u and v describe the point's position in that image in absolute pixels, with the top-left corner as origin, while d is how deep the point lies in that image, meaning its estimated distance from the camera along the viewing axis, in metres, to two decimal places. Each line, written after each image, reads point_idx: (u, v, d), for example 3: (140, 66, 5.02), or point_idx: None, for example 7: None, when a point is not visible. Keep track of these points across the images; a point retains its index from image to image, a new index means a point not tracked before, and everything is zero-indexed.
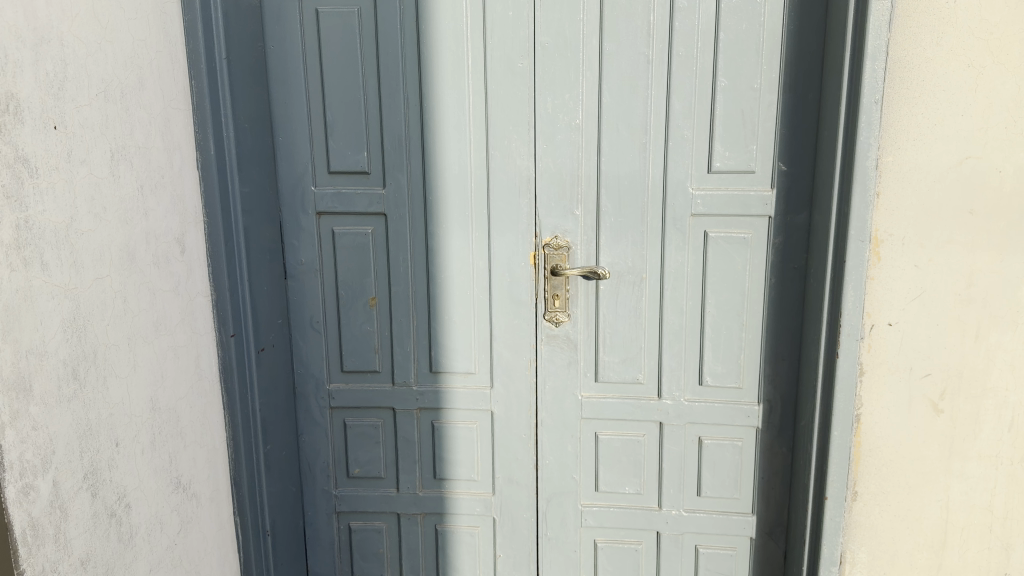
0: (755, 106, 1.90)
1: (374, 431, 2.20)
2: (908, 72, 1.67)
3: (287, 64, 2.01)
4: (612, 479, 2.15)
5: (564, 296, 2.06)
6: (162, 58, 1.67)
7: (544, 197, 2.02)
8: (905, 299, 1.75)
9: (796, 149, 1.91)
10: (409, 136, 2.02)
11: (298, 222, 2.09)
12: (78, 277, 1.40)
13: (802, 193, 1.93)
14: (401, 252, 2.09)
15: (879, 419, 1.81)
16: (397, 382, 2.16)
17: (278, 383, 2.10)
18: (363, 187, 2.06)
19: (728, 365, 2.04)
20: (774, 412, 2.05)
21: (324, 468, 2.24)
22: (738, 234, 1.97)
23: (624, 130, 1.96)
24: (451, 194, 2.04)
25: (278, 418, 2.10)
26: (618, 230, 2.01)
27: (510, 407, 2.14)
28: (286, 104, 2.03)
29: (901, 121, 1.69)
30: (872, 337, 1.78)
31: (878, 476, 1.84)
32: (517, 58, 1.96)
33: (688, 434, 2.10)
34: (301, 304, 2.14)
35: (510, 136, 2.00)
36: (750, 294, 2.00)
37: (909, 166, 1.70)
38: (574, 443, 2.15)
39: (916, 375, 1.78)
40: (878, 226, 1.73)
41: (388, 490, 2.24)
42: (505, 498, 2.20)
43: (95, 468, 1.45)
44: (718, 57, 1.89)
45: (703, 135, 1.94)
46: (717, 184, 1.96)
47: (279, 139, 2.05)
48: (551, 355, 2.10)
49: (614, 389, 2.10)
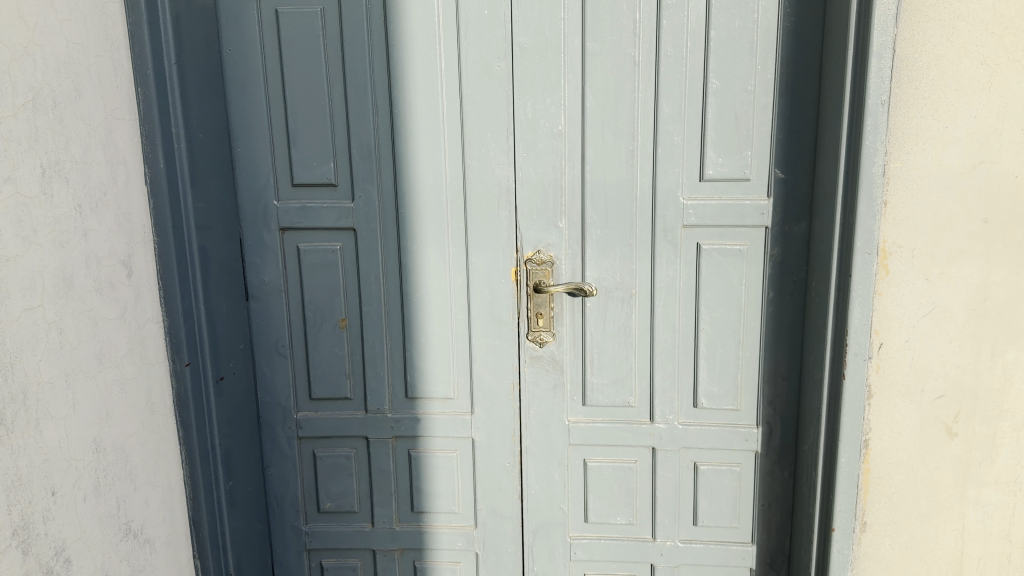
0: (749, 109, 1.78)
1: (347, 462, 2.05)
2: (917, 70, 1.55)
3: (246, 69, 1.86)
4: (603, 510, 2.01)
5: (548, 314, 1.92)
6: (103, 63, 1.52)
7: (525, 209, 1.88)
8: (916, 315, 1.63)
9: (794, 155, 1.79)
10: (379, 145, 1.88)
11: (261, 239, 1.94)
12: (3, 309, 1.25)
13: (801, 201, 1.80)
14: (372, 269, 1.94)
15: (888, 444, 1.69)
16: (371, 409, 2.01)
17: (241, 415, 1.94)
18: (331, 201, 1.91)
19: (725, 387, 1.91)
20: (773, 435, 1.92)
21: (293, 503, 2.08)
22: (733, 246, 1.84)
23: (610, 136, 1.83)
24: (425, 207, 1.90)
25: (241, 453, 1.95)
26: (604, 243, 1.88)
27: (493, 433, 2.00)
28: (246, 112, 1.88)
29: (910, 123, 1.57)
30: (880, 356, 1.65)
31: (888, 505, 1.71)
32: (494, 60, 1.82)
33: (683, 459, 1.96)
34: (265, 328, 1.99)
35: (488, 144, 1.86)
36: (747, 310, 1.87)
37: (919, 172, 1.58)
38: (562, 472, 2.01)
39: (929, 397, 1.66)
40: (886, 237, 1.61)
41: (363, 525, 2.08)
42: (489, 531, 2.05)
43: (27, 521, 1.29)
44: (709, 57, 1.76)
45: (693, 142, 1.81)
46: (710, 193, 1.83)
47: (238, 151, 1.90)
48: (536, 378, 1.96)
49: (603, 413, 1.97)
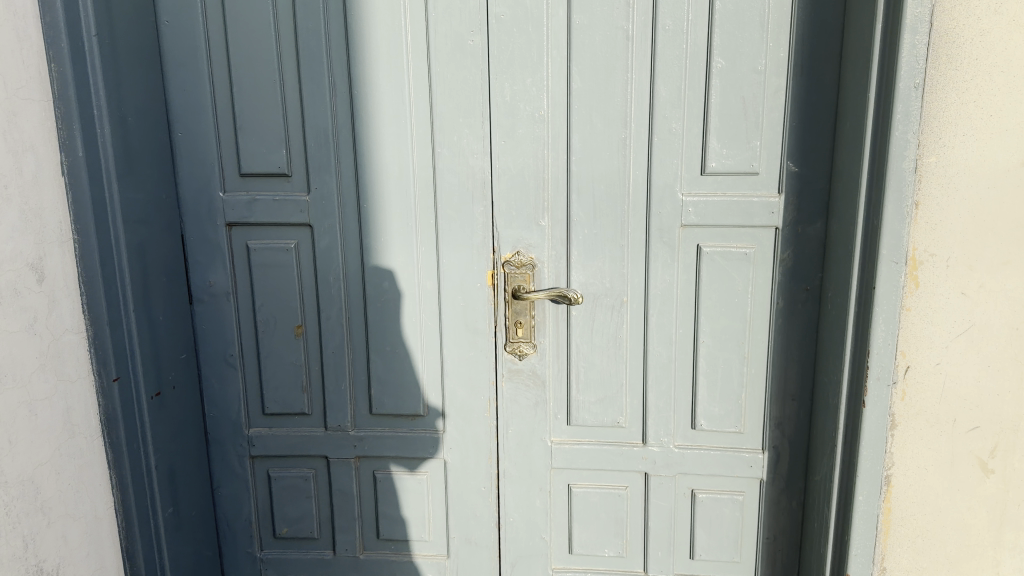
0: (758, 92, 1.55)
1: (305, 483, 1.84)
2: (958, 48, 1.31)
3: (186, 44, 1.64)
4: (589, 540, 1.81)
5: (529, 324, 1.70)
6: (3, 33, 1.29)
7: (502, 204, 1.66)
8: (949, 335, 1.40)
9: (810, 145, 1.55)
10: (338, 131, 1.66)
11: (205, 236, 1.73)
12: None
13: (817, 198, 1.57)
14: (331, 270, 1.72)
15: (913, 481, 1.47)
16: (331, 426, 1.80)
17: (184, 433, 1.74)
18: (284, 193, 1.70)
19: (727, 407, 1.70)
20: (781, 462, 1.71)
21: (246, 527, 1.88)
22: (738, 249, 1.62)
23: (599, 122, 1.60)
24: (390, 201, 1.68)
25: (186, 474, 1.75)
26: (591, 244, 1.66)
27: (466, 454, 1.79)
28: (186, 93, 1.66)
29: (948, 110, 1.33)
30: (906, 381, 1.43)
31: (912, 549, 1.50)
32: (466, 33, 1.59)
33: (678, 486, 1.75)
34: (212, 335, 1.78)
35: (461, 130, 1.64)
36: (754, 322, 1.65)
37: (957, 168, 1.35)
38: (543, 498, 1.80)
39: (960, 429, 1.44)
40: (917, 244, 1.38)
41: (323, 552, 1.88)
42: (462, 561, 1.85)
43: None
44: (714, 32, 1.53)
45: (695, 129, 1.58)
46: (713, 188, 1.60)
47: (178, 136, 1.68)
48: (515, 394, 1.75)
49: (590, 433, 1.75)
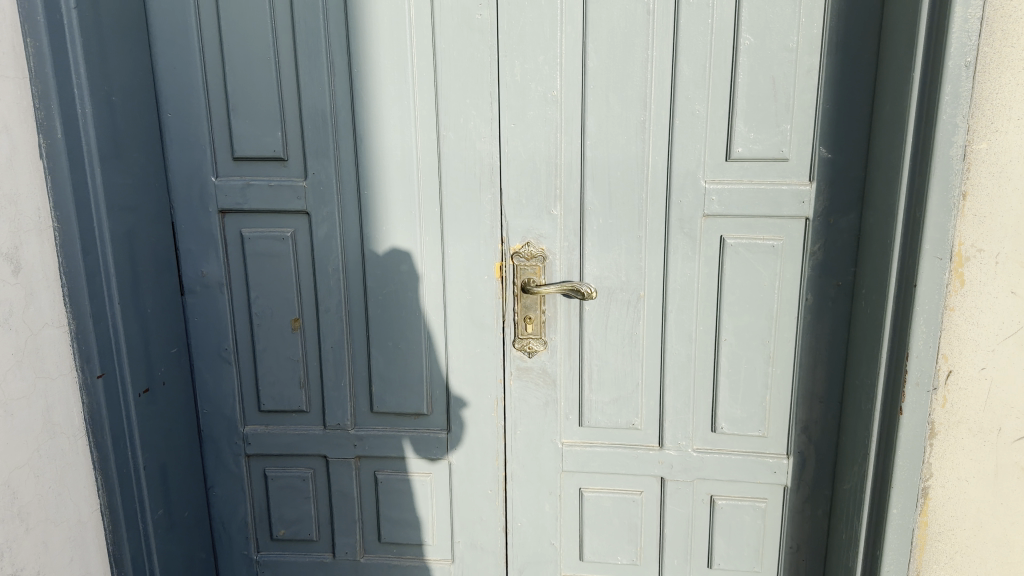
0: (789, 72, 1.43)
1: (304, 483, 1.76)
2: (1016, 22, 1.19)
3: (175, 18, 1.54)
4: (601, 547, 1.71)
5: (539, 319, 1.60)
6: None
7: (512, 192, 1.56)
8: (997, 337, 1.29)
9: (844, 130, 1.43)
10: (337, 112, 1.55)
11: (197, 223, 1.63)
12: None
13: (851, 187, 1.46)
14: (330, 261, 1.62)
15: (952, 494, 1.36)
16: (330, 425, 1.71)
17: (175, 430, 1.66)
18: (279, 179, 1.60)
19: (750, 409, 1.59)
20: (806, 468, 1.60)
21: (242, 529, 1.80)
22: (764, 242, 1.50)
23: (616, 104, 1.49)
24: (392, 187, 1.58)
25: (177, 474, 1.66)
26: (607, 235, 1.55)
27: (472, 455, 1.70)
28: (176, 70, 1.56)
29: (1001, 91, 1.21)
30: (947, 387, 1.32)
31: (948, 566, 1.40)
32: (475, 7, 1.48)
33: (697, 492, 1.65)
34: (205, 327, 1.69)
35: (467, 112, 1.53)
36: (780, 319, 1.54)
37: (1010, 156, 1.23)
38: (553, 502, 1.71)
39: (1005, 439, 1.33)
40: (963, 239, 1.26)
41: (323, 554, 1.80)
42: (467, 566, 1.77)
43: None
44: (742, 6, 1.41)
45: (720, 112, 1.47)
46: (738, 176, 1.49)
47: (168, 117, 1.58)
48: (524, 393, 1.65)
49: (604, 435, 1.66)
